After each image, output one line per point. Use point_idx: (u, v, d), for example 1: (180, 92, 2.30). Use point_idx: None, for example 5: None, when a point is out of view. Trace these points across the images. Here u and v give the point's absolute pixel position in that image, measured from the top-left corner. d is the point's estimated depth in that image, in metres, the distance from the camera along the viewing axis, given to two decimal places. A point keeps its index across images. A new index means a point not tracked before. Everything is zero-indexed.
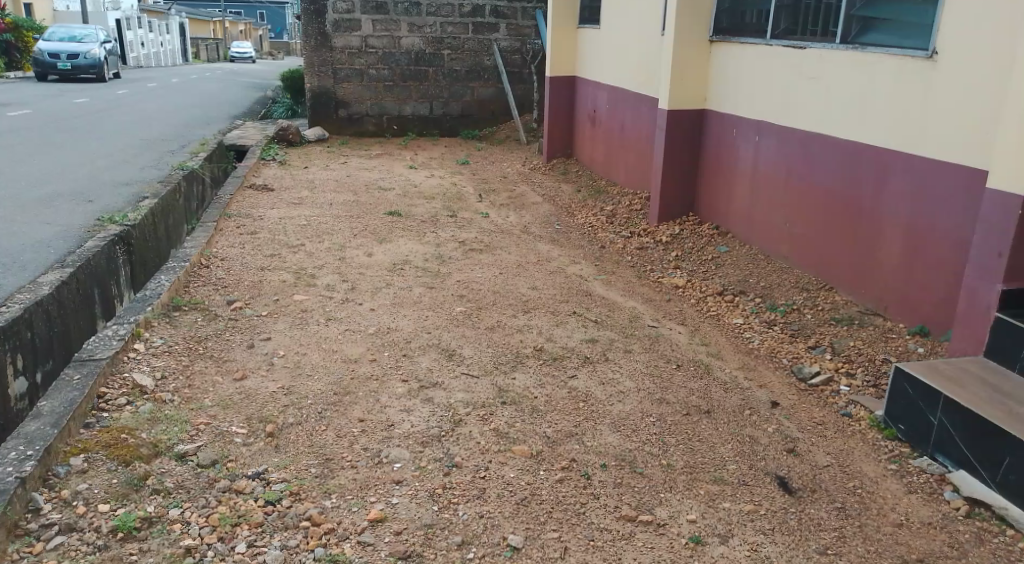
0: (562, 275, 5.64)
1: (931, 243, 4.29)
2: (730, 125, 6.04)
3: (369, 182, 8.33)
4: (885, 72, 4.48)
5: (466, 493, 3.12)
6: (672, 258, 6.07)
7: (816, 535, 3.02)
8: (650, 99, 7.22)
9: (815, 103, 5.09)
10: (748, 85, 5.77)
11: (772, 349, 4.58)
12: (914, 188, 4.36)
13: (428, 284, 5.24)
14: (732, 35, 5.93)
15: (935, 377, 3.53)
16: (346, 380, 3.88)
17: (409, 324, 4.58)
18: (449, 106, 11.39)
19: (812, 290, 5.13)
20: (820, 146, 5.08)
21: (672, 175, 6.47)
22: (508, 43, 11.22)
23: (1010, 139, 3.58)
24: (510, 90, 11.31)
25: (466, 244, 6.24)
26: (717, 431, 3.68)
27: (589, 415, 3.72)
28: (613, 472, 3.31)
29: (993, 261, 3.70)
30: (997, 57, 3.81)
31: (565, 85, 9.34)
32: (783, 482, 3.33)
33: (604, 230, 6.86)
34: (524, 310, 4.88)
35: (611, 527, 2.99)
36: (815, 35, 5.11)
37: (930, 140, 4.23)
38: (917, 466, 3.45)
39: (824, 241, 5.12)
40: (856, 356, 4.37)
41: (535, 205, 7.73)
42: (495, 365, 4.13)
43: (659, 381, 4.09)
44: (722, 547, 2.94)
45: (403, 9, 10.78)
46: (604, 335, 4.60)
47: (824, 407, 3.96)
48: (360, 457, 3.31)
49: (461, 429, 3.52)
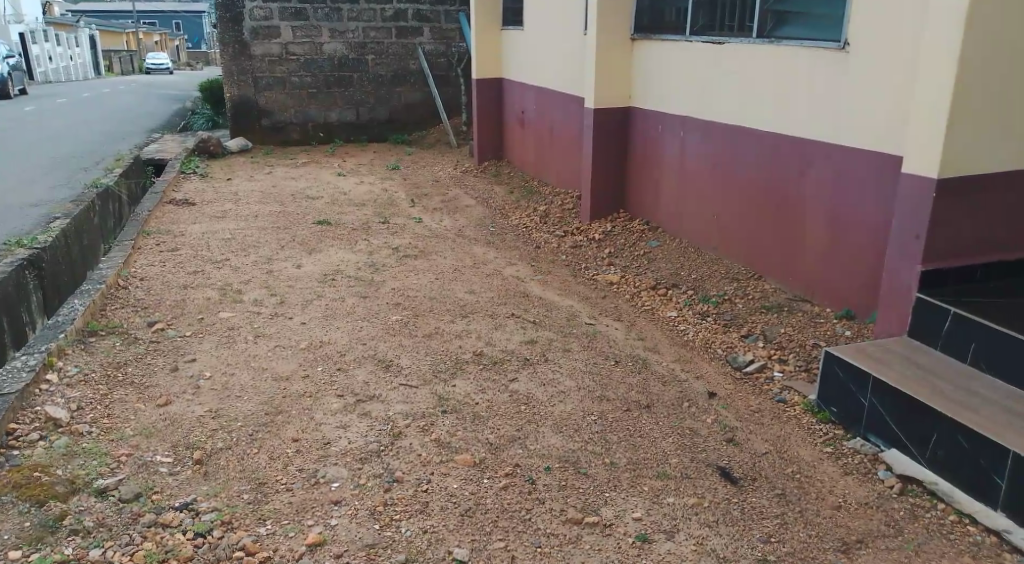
0: (498, 277, 5.60)
1: (853, 228, 4.39)
2: (655, 121, 6.08)
3: (296, 191, 8.13)
4: (801, 64, 4.57)
5: (408, 509, 3.04)
6: (606, 254, 6.09)
7: (760, 524, 3.04)
8: (577, 98, 7.24)
9: (736, 98, 5.16)
10: (671, 80, 5.82)
11: (706, 340, 4.61)
12: (834, 175, 4.46)
13: (361, 293, 5.13)
14: (653, 32, 5.98)
15: (865, 359, 3.59)
16: (279, 399, 3.76)
17: (342, 336, 4.46)
18: (376, 111, 11.23)
19: (742, 279, 5.21)
20: (743, 139, 5.14)
21: (602, 173, 6.50)
22: (433, 46, 11.16)
23: (918, 125, 3.68)
24: (437, 93, 11.24)
25: (400, 251, 6.14)
26: (658, 425, 3.67)
27: (531, 417, 3.68)
28: (557, 475, 3.27)
29: (911, 244, 3.79)
30: (906, 46, 3.90)
31: (492, 88, 9.30)
32: (725, 473, 3.35)
33: (537, 230, 6.84)
34: (462, 315, 4.82)
35: (558, 532, 2.96)
36: (732, 30, 5.17)
37: (846, 128, 4.33)
38: (852, 447, 3.50)
39: (751, 230, 5.20)
40: (787, 342, 4.43)
41: (468, 207, 7.66)
42: (434, 373, 4.06)
43: (599, 378, 4.08)
44: (669, 543, 2.93)
45: (323, 15, 10.57)
46: (543, 335, 4.57)
47: (760, 395, 4.01)
48: (295, 478, 3.19)
49: (401, 442, 3.44)
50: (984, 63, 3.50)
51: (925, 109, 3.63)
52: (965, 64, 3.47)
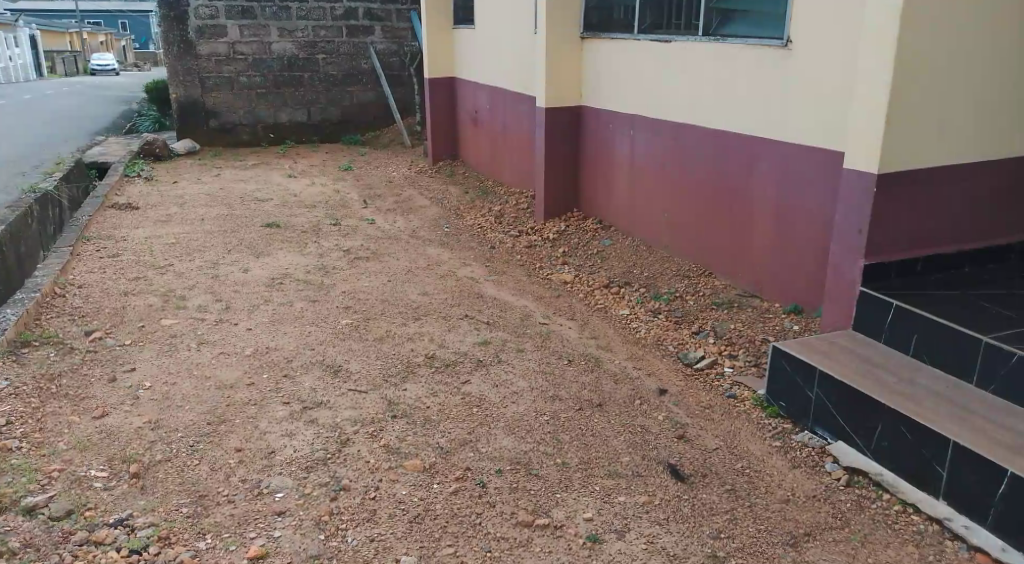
0: (452, 278, 5.55)
1: (799, 224, 4.45)
2: (606, 120, 6.09)
3: (244, 193, 7.98)
4: (746, 63, 4.62)
5: (355, 517, 2.99)
6: (560, 253, 6.07)
7: (709, 520, 3.06)
8: (529, 97, 7.23)
9: (684, 96, 5.18)
10: (620, 79, 5.83)
11: (658, 337, 4.63)
12: (780, 171, 4.51)
13: (311, 297, 5.04)
14: (602, 31, 5.99)
15: (811, 353, 3.63)
16: (222, 408, 3.67)
17: (289, 342, 4.38)
18: (327, 111, 11.09)
19: (693, 276, 5.24)
20: (691, 137, 5.18)
21: (555, 173, 6.49)
22: (385, 45, 11.10)
23: (858, 120, 3.73)
24: (390, 93, 11.17)
25: (352, 253, 6.06)
26: (609, 423, 3.67)
27: (483, 419, 3.65)
28: (508, 477, 3.25)
29: (854, 238, 3.85)
30: (844, 44, 3.96)
31: (444, 88, 9.24)
32: (675, 470, 3.35)
33: (492, 230, 6.80)
34: (414, 317, 4.77)
35: (507, 536, 2.93)
36: (679, 28, 5.19)
37: (790, 125, 4.39)
38: (799, 441, 3.54)
39: (701, 227, 5.24)
40: (737, 338, 4.46)
41: (422, 208, 7.60)
42: (384, 378, 4.00)
43: (551, 378, 4.07)
44: (619, 543, 2.93)
45: (271, 13, 10.41)
46: (496, 336, 4.54)
47: (711, 390, 4.03)
48: (237, 490, 3.12)
49: (348, 449, 3.38)
50: (920, 59, 3.56)
51: (864, 104, 3.68)
52: (902, 59, 3.53)
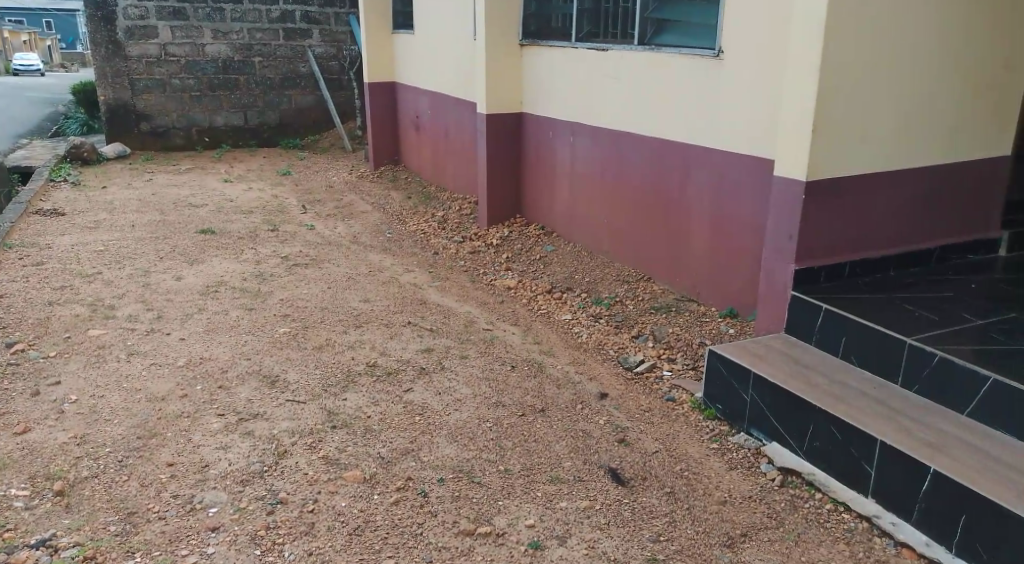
0: (394, 285, 5.50)
1: (733, 230, 4.54)
2: (547, 127, 6.12)
3: (178, 199, 7.77)
4: (680, 71, 4.70)
5: (293, 531, 2.93)
6: (504, 260, 6.07)
7: (649, 523, 3.09)
8: (469, 103, 7.23)
9: (621, 104, 5.25)
10: (559, 86, 5.88)
11: (599, 341, 4.66)
12: (715, 179, 4.60)
13: (247, 306, 4.93)
14: (540, 38, 6.05)
15: (746, 355, 3.71)
16: (154, 421, 3.56)
17: (224, 351, 4.27)
18: (265, 115, 10.90)
19: (633, 281, 5.30)
20: (630, 144, 5.23)
21: (497, 178, 6.49)
22: (323, 49, 10.97)
23: (788, 130, 3.84)
24: (330, 98, 11.04)
25: (290, 260, 5.95)
26: (552, 428, 3.68)
27: (425, 427, 3.62)
28: (450, 486, 3.22)
29: (786, 244, 3.96)
30: (772, 54, 4.07)
31: (385, 93, 9.17)
32: (616, 474, 3.38)
33: (436, 236, 6.76)
34: (355, 325, 4.70)
35: (449, 545, 2.91)
36: (615, 37, 5.26)
37: (723, 133, 4.48)
38: (735, 443, 3.61)
39: (640, 234, 5.30)
40: (675, 341, 4.53)
41: (364, 214, 7.52)
42: (324, 388, 3.93)
43: (494, 384, 4.06)
44: (560, 549, 2.93)
45: (204, 15, 10.20)
46: (439, 343, 4.51)
47: (650, 394, 4.08)
48: (168, 506, 3.03)
49: (286, 461, 3.31)
50: (845, 71, 3.68)
51: (793, 113, 3.79)
52: (827, 70, 3.64)
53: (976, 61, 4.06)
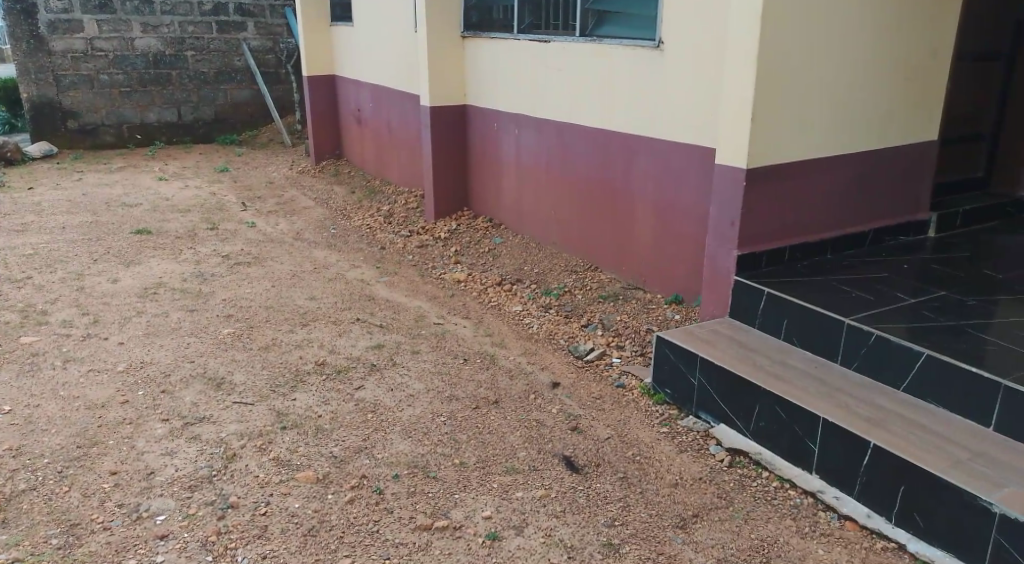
0: (341, 281, 5.42)
1: (677, 218, 4.59)
2: (491, 119, 6.09)
3: (111, 199, 7.52)
4: (621, 62, 4.72)
5: (246, 534, 2.87)
6: (452, 253, 6.03)
7: (604, 509, 3.10)
8: (411, 96, 7.16)
9: (564, 95, 5.25)
10: (502, 78, 5.85)
11: (550, 331, 4.66)
12: (657, 168, 4.64)
13: (188, 307, 4.79)
14: (482, 30, 6.02)
15: (693, 340, 3.76)
16: (94, 429, 3.44)
17: (166, 355, 4.15)
18: (200, 110, 10.62)
19: (580, 271, 5.32)
20: (574, 135, 5.24)
21: (443, 172, 6.43)
22: (259, 42, 10.73)
23: (728, 119, 3.89)
24: (267, 92, 10.81)
25: (231, 259, 5.81)
26: (506, 419, 3.67)
27: (378, 424, 3.57)
28: (406, 482, 3.19)
29: (727, 230, 4.02)
30: (710, 45, 4.12)
31: (325, 86, 9.02)
32: (570, 461, 3.39)
33: (381, 231, 6.67)
34: (301, 324, 4.61)
35: (407, 541, 2.88)
36: (557, 29, 5.27)
37: (664, 123, 4.52)
38: (685, 426, 3.66)
39: (587, 225, 5.32)
40: (624, 329, 4.56)
41: (307, 209, 7.39)
42: (272, 388, 3.84)
43: (447, 378, 4.03)
44: (519, 539, 2.93)
45: (132, 7, 9.85)
46: (390, 339, 4.46)
47: (601, 381, 4.10)
48: (113, 516, 2.93)
49: (235, 465, 3.23)
50: (781, 60, 3.74)
51: (733, 102, 3.84)
52: (764, 60, 3.70)
53: (904, 51, 4.17)
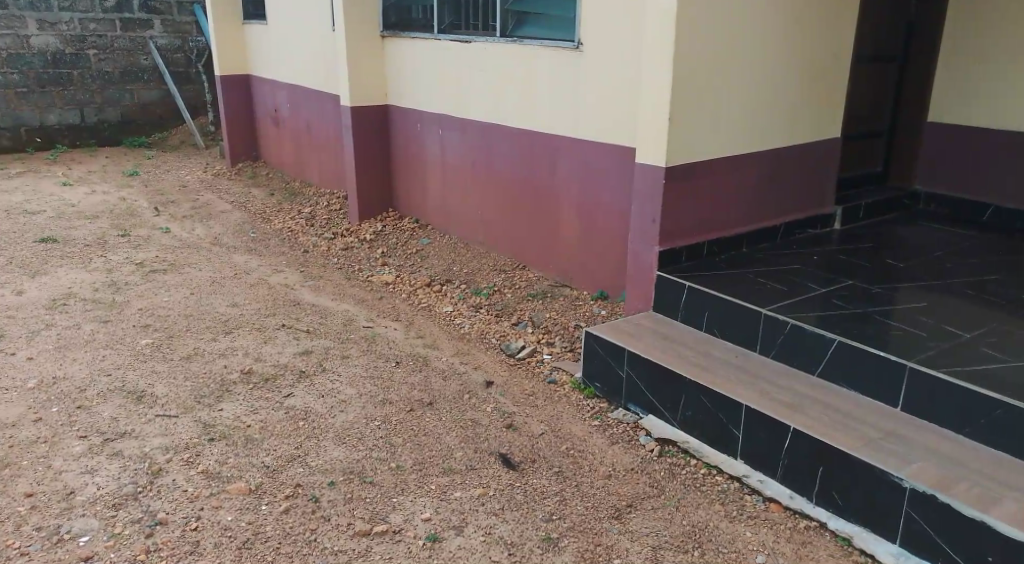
0: (264, 286, 5.29)
1: (600, 216, 4.65)
2: (414, 120, 6.05)
3: (11, 206, 7.13)
4: (542, 63, 4.76)
5: (176, 552, 2.78)
6: (378, 255, 5.95)
7: (541, 504, 3.13)
8: (330, 96, 7.05)
9: (485, 95, 5.26)
10: (424, 79, 5.82)
11: (481, 331, 4.66)
12: (580, 167, 4.69)
13: (102, 318, 4.59)
14: (401, 30, 5.98)
15: (620, 335, 3.82)
16: (5, 451, 3.27)
17: (81, 369, 3.97)
18: (105, 111, 10.17)
19: (509, 270, 5.34)
20: (497, 136, 5.26)
21: (367, 173, 6.35)
22: (166, 40, 10.37)
23: (647, 119, 3.98)
24: (177, 92, 10.45)
25: (146, 266, 5.59)
26: (441, 420, 3.66)
27: (310, 432, 3.50)
28: (342, 488, 3.14)
29: (649, 227, 4.11)
30: (628, 46, 4.19)
31: (239, 86, 8.78)
32: (507, 459, 3.40)
33: (304, 234, 6.54)
34: (225, 331, 4.49)
35: (346, 548, 2.84)
36: (477, 29, 5.26)
37: (586, 123, 4.58)
38: (615, 418, 3.72)
39: (514, 224, 5.34)
40: (553, 326, 4.60)
41: (224, 213, 7.17)
42: (197, 399, 3.72)
43: (379, 382, 3.98)
44: (458, 538, 2.92)
45: (27, 3, 9.34)
46: (318, 344, 4.38)
47: (533, 377, 4.13)
48: (32, 540, 2.80)
49: (162, 480, 3.12)
50: (696, 61, 3.85)
51: (651, 103, 3.93)
52: (680, 62, 3.79)
53: (810, 53, 4.35)
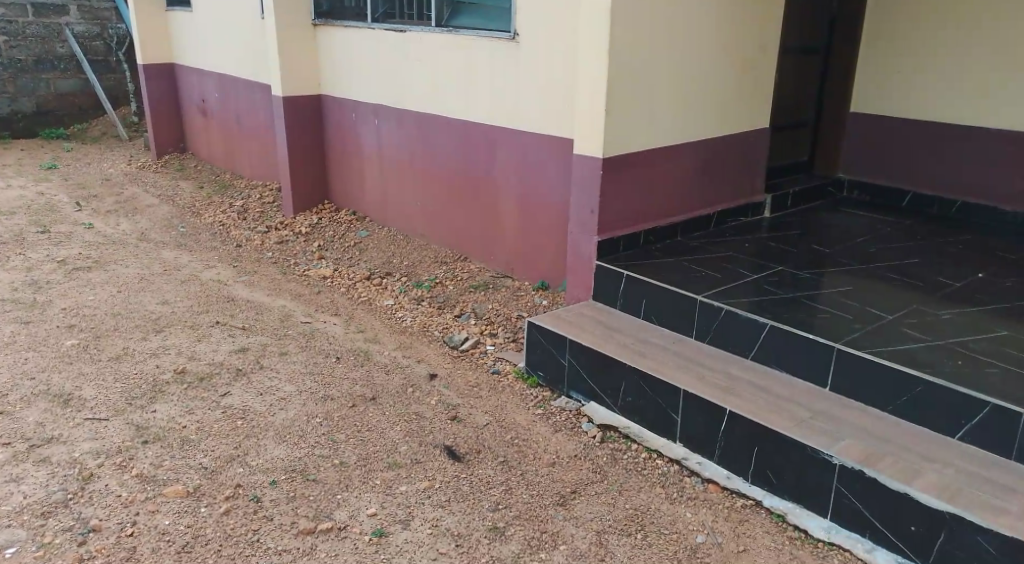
0: (196, 282, 5.14)
1: (539, 206, 4.66)
2: (348, 110, 5.95)
3: None
4: (478, 53, 4.74)
5: (112, 559, 2.69)
6: (315, 248, 5.84)
7: (488, 494, 3.13)
8: (260, 86, 6.87)
9: (421, 85, 5.21)
10: (357, 69, 5.73)
11: (423, 324, 4.62)
12: (519, 157, 4.69)
13: (23, 319, 4.40)
14: (333, 18, 5.88)
15: (562, 324, 3.84)
16: None
17: (3, 374, 3.80)
18: (18, 102, 9.71)
19: (450, 262, 5.31)
20: (434, 126, 5.21)
21: (301, 165, 6.23)
22: (83, 27, 9.95)
23: (583, 109, 4.00)
24: (97, 81, 10.06)
25: (69, 263, 5.37)
26: (384, 415, 3.62)
27: (249, 431, 3.42)
28: (284, 487, 3.08)
29: (587, 216, 4.13)
30: (563, 36, 4.20)
31: (163, 76, 8.49)
32: (452, 451, 3.39)
33: (236, 227, 6.37)
34: (156, 330, 4.35)
35: (290, 547, 2.79)
36: (411, 19, 5.22)
37: (522, 113, 4.57)
38: (558, 406, 3.74)
39: (453, 215, 5.30)
40: (496, 316, 4.59)
41: (151, 207, 6.94)
42: (128, 401, 3.60)
43: (320, 378, 3.91)
44: (405, 532, 2.90)
45: None
46: (255, 341, 4.28)
47: (477, 368, 4.12)
48: None
49: (93, 485, 3.01)
50: (631, 52, 3.88)
51: (587, 93, 3.95)
52: (615, 52, 3.82)
53: (740, 43, 4.43)
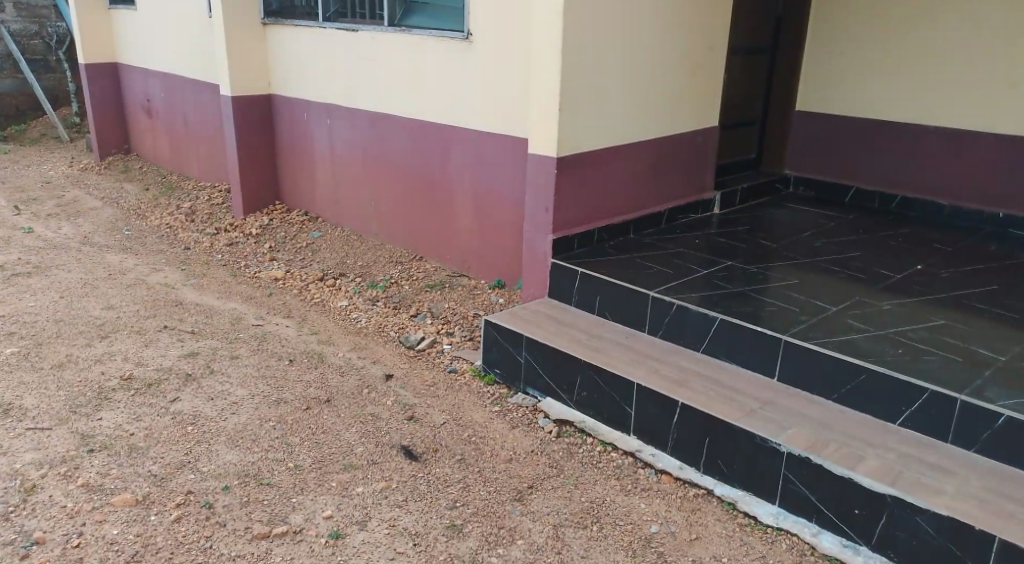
0: (142, 287, 5.04)
1: (494, 205, 4.68)
2: (299, 110, 5.89)
3: None
4: (431, 52, 4.73)
5: None
6: (266, 249, 5.77)
7: (444, 493, 3.13)
8: (208, 85, 6.76)
9: (373, 84, 5.19)
10: (309, 68, 5.68)
11: (378, 324, 4.60)
12: (473, 156, 4.69)
13: None
14: (283, 16, 5.80)
15: (517, 321, 3.86)
16: None
17: None
18: None
19: (405, 262, 5.30)
20: (388, 126, 5.19)
21: (251, 165, 6.14)
22: (20, 25, 9.64)
23: (536, 109, 4.03)
24: (36, 80, 9.76)
25: (8, 269, 5.23)
26: (339, 417, 3.60)
27: (200, 437, 3.37)
28: (237, 492, 3.05)
29: (542, 214, 4.16)
30: (516, 36, 4.23)
31: (105, 75, 8.28)
32: (409, 451, 3.38)
33: (184, 230, 6.26)
34: (101, 336, 4.25)
35: (244, 552, 2.76)
36: (363, 17, 5.17)
37: (476, 112, 4.59)
38: (515, 403, 3.76)
39: (407, 214, 5.29)
40: (452, 315, 4.59)
41: (95, 210, 6.77)
42: (73, 410, 3.52)
43: (273, 381, 3.87)
44: (362, 533, 2.89)
45: None
46: (205, 345, 4.21)
47: (433, 368, 4.12)
48: None
49: (37, 497, 2.95)
50: (583, 52, 3.92)
51: (540, 93, 3.98)
52: (568, 53, 3.86)
53: (689, 44, 4.51)
